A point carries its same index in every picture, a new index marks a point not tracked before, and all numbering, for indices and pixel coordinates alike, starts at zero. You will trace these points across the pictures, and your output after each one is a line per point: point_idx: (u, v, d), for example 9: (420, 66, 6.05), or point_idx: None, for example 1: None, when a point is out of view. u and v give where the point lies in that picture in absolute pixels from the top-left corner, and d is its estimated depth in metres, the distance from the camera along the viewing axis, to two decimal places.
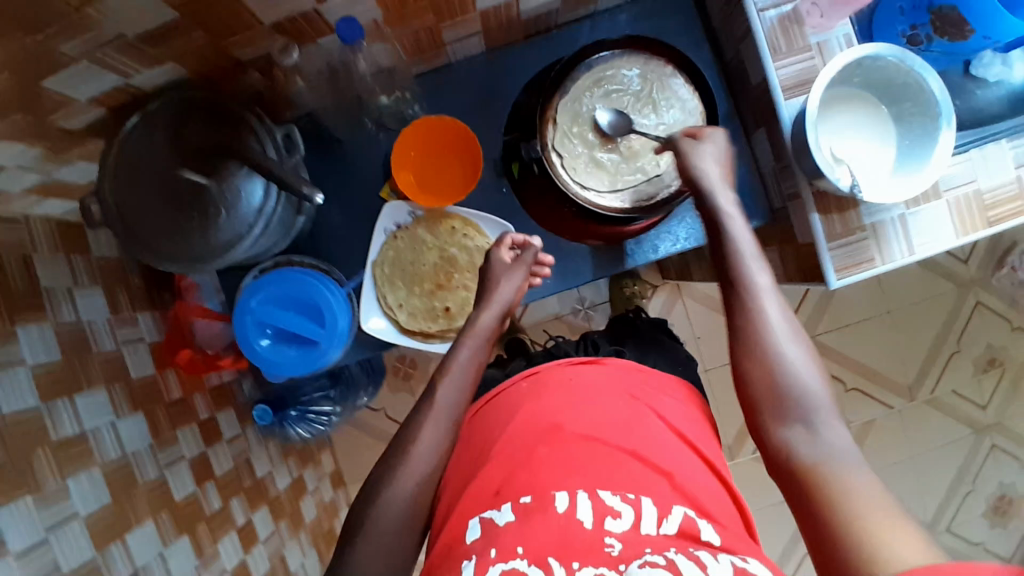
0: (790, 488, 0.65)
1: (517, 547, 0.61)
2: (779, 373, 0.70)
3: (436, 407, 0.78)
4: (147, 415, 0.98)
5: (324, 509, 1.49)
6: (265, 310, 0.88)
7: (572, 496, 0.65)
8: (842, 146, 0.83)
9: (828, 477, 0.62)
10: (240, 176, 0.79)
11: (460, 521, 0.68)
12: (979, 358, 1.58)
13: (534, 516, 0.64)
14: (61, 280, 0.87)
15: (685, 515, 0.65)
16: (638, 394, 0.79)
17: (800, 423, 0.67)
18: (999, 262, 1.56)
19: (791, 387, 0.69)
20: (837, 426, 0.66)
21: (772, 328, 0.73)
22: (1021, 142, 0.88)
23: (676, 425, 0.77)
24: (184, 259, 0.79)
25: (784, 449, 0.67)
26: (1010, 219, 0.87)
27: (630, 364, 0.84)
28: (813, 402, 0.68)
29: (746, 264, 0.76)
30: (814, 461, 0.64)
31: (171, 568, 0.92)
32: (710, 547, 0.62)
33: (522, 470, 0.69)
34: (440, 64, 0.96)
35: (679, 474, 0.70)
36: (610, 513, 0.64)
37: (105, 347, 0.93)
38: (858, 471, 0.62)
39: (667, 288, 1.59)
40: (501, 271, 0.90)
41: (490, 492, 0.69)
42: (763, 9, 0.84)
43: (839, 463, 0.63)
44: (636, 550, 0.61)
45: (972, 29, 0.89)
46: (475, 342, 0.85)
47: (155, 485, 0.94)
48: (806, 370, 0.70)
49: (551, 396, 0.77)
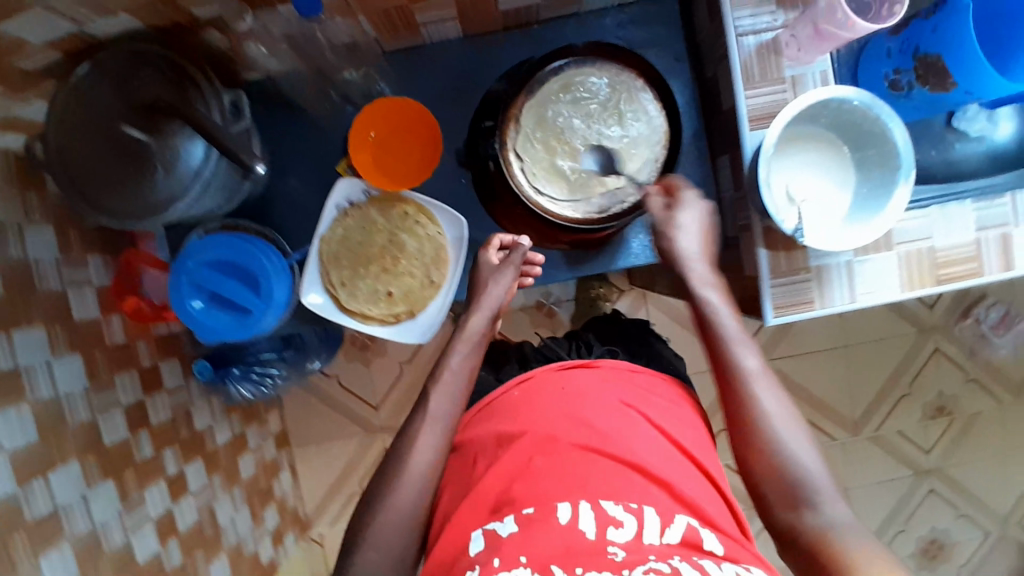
0: (792, 545, 0.71)
1: (521, 556, 0.63)
2: (773, 447, 0.74)
3: (431, 416, 0.80)
4: (86, 357, 0.96)
5: (264, 467, 1.49)
6: (202, 272, 0.87)
7: (574, 506, 0.67)
8: (799, 185, 0.81)
9: (834, 548, 0.67)
10: (183, 136, 0.78)
11: (463, 531, 0.70)
12: (930, 404, 1.59)
13: (535, 526, 0.66)
14: (11, 215, 0.84)
15: (686, 524, 0.67)
16: (633, 402, 0.80)
17: (799, 495, 0.72)
18: (964, 312, 1.57)
19: (785, 460, 0.74)
20: (833, 497, 0.71)
21: (768, 415, 0.76)
22: (986, 205, 0.88)
23: (673, 435, 0.78)
24: (122, 215, 0.77)
25: (784, 513, 0.72)
26: (961, 280, 0.88)
27: (623, 366, 0.85)
28: (803, 468, 0.73)
29: (733, 351, 0.80)
30: (818, 526, 0.70)
31: (92, 511, 0.92)
32: (713, 556, 0.64)
33: (520, 480, 0.71)
34: (415, 42, 0.94)
35: (679, 485, 0.71)
36: (612, 522, 0.66)
37: (50, 285, 0.91)
38: (861, 540, 0.67)
39: (633, 293, 1.57)
40: (488, 274, 0.92)
41: (489, 505, 0.71)
42: (743, 35, 0.83)
43: (845, 534, 0.68)
44: (641, 555, 0.62)
45: (955, 82, 0.83)
46: (467, 348, 0.87)
47: (86, 428, 0.93)
48: (798, 442, 0.75)
49: (543, 406, 0.79)
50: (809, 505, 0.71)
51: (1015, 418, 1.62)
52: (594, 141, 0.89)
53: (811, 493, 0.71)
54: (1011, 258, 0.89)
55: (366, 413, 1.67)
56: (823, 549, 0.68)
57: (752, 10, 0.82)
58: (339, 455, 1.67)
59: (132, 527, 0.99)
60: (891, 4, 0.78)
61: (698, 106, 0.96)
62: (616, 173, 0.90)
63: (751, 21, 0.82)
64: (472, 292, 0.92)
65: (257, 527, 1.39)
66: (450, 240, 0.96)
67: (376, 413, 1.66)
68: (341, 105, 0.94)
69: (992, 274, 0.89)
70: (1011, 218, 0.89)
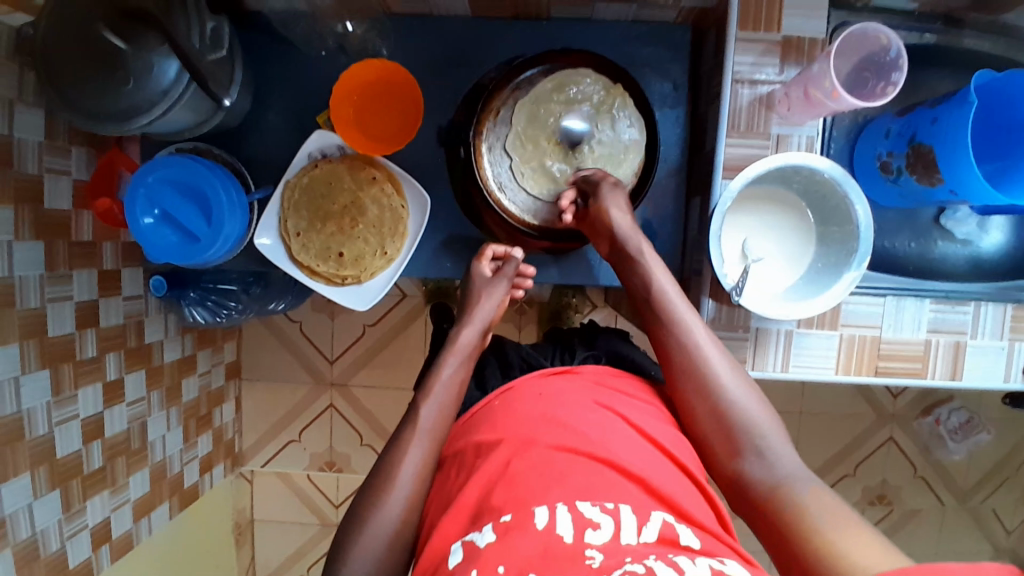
0: (746, 506, 0.72)
1: (499, 566, 0.55)
2: (723, 407, 0.75)
3: (420, 427, 0.76)
4: (48, 246, 0.96)
5: (208, 394, 1.48)
6: (159, 189, 0.87)
7: (551, 510, 0.59)
8: (759, 244, 0.85)
9: (788, 499, 0.68)
10: (157, 52, 0.77)
11: (440, 543, 0.63)
12: (871, 489, 1.58)
13: (512, 533, 0.57)
14: (3, 89, 0.87)
15: (663, 520, 0.60)
16: (607, 401, 0.74)
17: (749, 448, 0.73)
18: (925, 409, 1.55)
19: (736, 419, 0.74)
20: (779, 446, 0.73)
21: (711, 370, 0.77)
22: (944, 308, 0.88)
23: (649, 431, 0.71)
24: (84, 115, 0.77)
25: (739, 476, 0.73)
26: (899, 376, 0.88)
27: (604, 369, 0.81)
28: (755, 427, 0.74)
29: (674, 307, 0.81)
30: (770, 484, 0.70)
31: (21, 394, 0.93)
32: (689, 552, 0.58)
33: (499, 486, 0.63)
34: (420, 12, 0.94)
35: (653, 478, 0.65)
36: (590, 524, 0.58)
37: (26, 168, 0.92)
38: (810, 486, 0.69)
39: (606, 309, 1.49)
40: (481, 286, 0.91)
41: (469, 513, 0.64)
42: (740, 82, 0.82)
43: (792, 482, 0.70)
44: (618, 559, 0.55)
45: (940, 179, 0.81)
46: (458, 359, 0.83)
47: (32, 313, 0.94)
48: (745, 399, 0.76)
49: (517, 413, 0.72)
50: (753, 454, 0.73)
51: (954, 523, 1.60)
52: (583, 143, 0.90)
53: (756, 442, 0.73)
54: (957, 368, 0.88)
55: (319, 364, 1.62)
56: (775, 499, 0.69)
57: (753, 59, 0.82)
58: (286, 398, 1.64)
59: (58, 421, 1.00)
60: (885, 84, 0.78)
61: (687, 140, 0.95)
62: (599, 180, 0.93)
63: (751, 69, 0.82)
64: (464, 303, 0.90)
65: (187, 449, 1.39)
66: (412, 215, 0.95)
67: (329, 366, 1.62)
68: (335, 54, 0.97)
69: (934, 377, 0.88)
70: (967, 327, 0.88)
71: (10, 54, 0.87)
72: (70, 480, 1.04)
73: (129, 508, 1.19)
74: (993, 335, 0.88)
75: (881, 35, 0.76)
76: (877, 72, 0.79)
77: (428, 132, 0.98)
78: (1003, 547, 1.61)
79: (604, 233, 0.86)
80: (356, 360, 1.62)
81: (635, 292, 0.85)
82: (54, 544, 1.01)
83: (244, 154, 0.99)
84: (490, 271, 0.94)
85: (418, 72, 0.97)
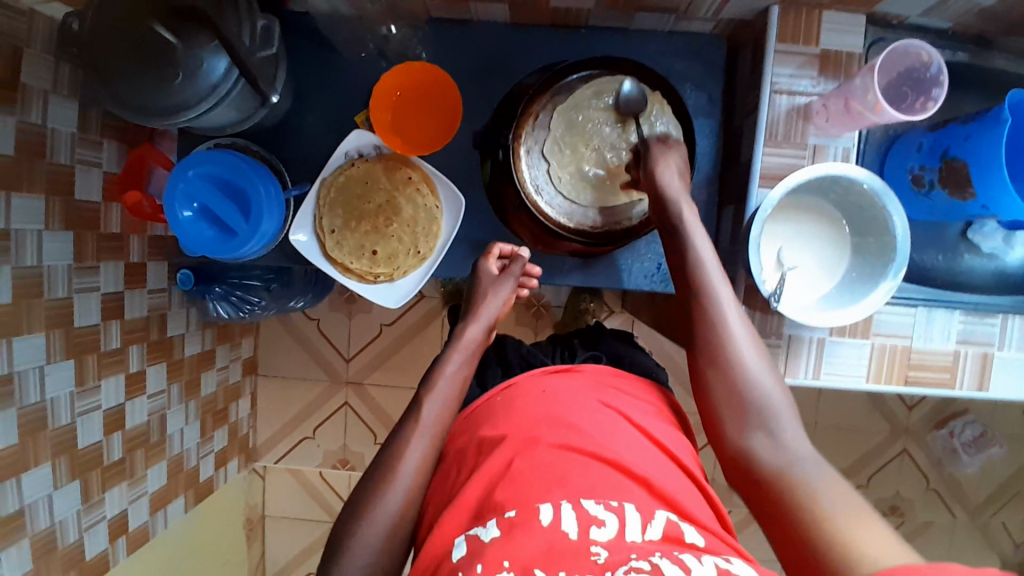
0: (752, 488, 0.70)
1: (504, 561, 0.56)
2: (740, 385, 0.73)
3: (421, 425, 0.76)
4: (76, 238, 0.97)
5: (224, 390, 1.49)
6: (198, 183, 0.88)
7: (556, 507, 0.60)
8: (792, 252, 0.86)
9: (794, 482, 0.66)
10: (208, 49, 0.77)
11: (441, 540, 0.64)
12: (884, 501, 1.58)
13: (517, 530, 0.58)
14: (38, 79, 0.88)
15: (667, 519, 0.61)
16: (609, 401, 0.74)
17: (761, 428, 0.71)
18: (939, 422, 1.55)
19: (753, 397, 0.72)
20: (793, 430, 0.71)
21: (735, 343, 0.75)
22: (974, 319, 0.89)
23: (651, 432, 0.72)
24: (133, 108, 0.78)
25: (747, 455, 0.71)
26: (928, 386, 0.89)
27: (605, 368, 0.81)
28: (771, 409, 0.72)
29: (705, 273, 0.78)
30: (778, 466, 0.68)
31: (46, 384, 0.94)
32: (694, 549, 0.59)
33: (501, 483, 0.64)
34: (461, 16, 0.96)
35: (657, 478, 0.65)
36: (594, 521, 0.59)
37: (59, 159, 0.93)
38: (821, 470, 0.67)
39: (623, 315, 1.49)
40: (488, 283, 0.92)
41: (471, 510, 0.64)
42: (778, 93, 0.84)
43: (801, 465, 0.67)
44: (623, 555, 0.56)
45: (973, 194, 0.83)
46: (462, 356, 0.84)
47: (61, 305, 0.95)
48: (764, 379, 0.73)
49: (520, 410, 0.72)
50: (767, 435, 0.70)
51: (963, 539, 1.59)
52: (622, 151, 0.91)
53: (771, 423, 0.71)
54: (984, 378, 0.89)
55: (334, 362, 1.63)
56: (781, 483, 0.67)
57: (792, 71, 0.84)
58: (300, 396, 1.64)
59: (81, 412, 1.01)
60: (925, 99, 0.79)
61: (720, 149, 0.97)
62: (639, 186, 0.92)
63: (789, 81, 0.84)
64: (472, 299, 0.91)
65: (203, 444, 1.40)
66: (445, 216, 0.97)
67: (345, 365, 1.63)
68: (374, 57, 0.98)
69: (962, 388, 0.89)
70: (995, 339, 0.89)
71: (52, 46, 0.89)
72: (90, 472, 1.04)
73: (145, 501, 1.20)
74: (1021, 347, 0.89)
75: (922, 52, 0.78)
76: (916, 87, 0.81)
77: (463, 134, 1.00)
78: (1012, 561, 1.61)
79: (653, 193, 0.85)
80: (372, 359, 1.62)
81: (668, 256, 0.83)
82: (73, 535, 1.02)
83: (278, 151, 1.00)
84: (497, 269, 0.95)
85: (456, 76, 0.99)
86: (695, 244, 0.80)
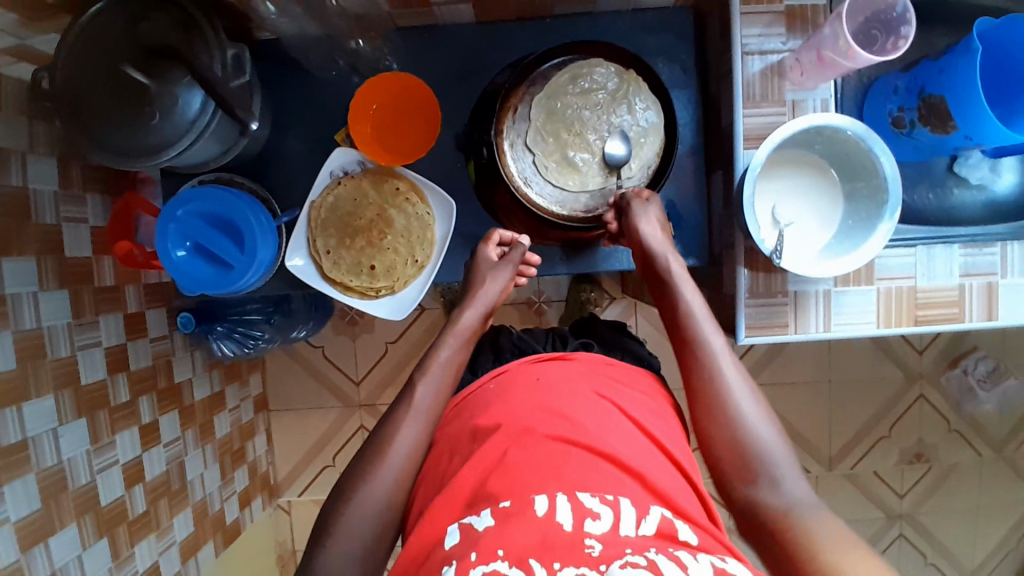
0: (757, 536, 0.68)
1: (498, 550, 0.56)
2: (738, 432, 0.73)
3: (415, 408, 0.76)
4: (73, 295, 0.97)
5: (238, 429, 1.47)
6: (191, 221, 0.88)
7: (551, 499, 0.60)
8: (785, 207, 0.87)
9: (795, 523, 0.65)
10: (182, 84, 0.78)
11: (433, 527, 0.64)
12: (909, 449, 1.57)
13: (512, 521, 0.59)
14: (15, 140, 0.87)
15: (662, 515, 0.61)
16: (605, 391, 0.73)
17: (762, 477, 0.70)
18: (952, 362, 1.55)
19: (752, 446, 0.72)
20: (793, 474, 0.70)
21: (731, 389, 0.75)
22: (974, 251, 0.89)
23: (641, 421, 0.72)
24: (114, 152, 0.78)
25: (749, 504, 0.69)
26: (938, 323, 0.89)
27: (598, 359, 0.80)
28: (773, 459, 0.71)
29: (700, 326, 0.80)
30: (782, 510, 0.67)
31: (62, 445, 0.93)
32: (688, 547, 0.59)
33: (495, 474, 0.64)
34: (427, 22, 0.97)
35: (650, 472, 0.65)
36: (589, 513, 0.59)
37: (45, 219, 0.92)
38: (822, 519, 0.65)
39: (625, 300, 1.49)
40: (486, 270, 0.91)
41: (465, 498, 0.64)
42: (750, 54, 0.85)
43: (803, 510, 0.66)
44: (618, 550, 0.56)
45: (954, 126, 0.83)
46: (456, 341, 0.84)
47: (66, 363, 0.94)
48: (762, 427, 0.73)
49: (515, 398, 0.72)
50: (767, 481, 0.69)
51: (992, 476, 1.59)
52: (606, 132, 0.91)
53: (771, 470, 0.70)
54: (992, 308, 0.90)
55: (344, 386, 1.62)
56: (783, 524, 0.66)
57: (761, 31, 0.85)
58: (314, 425, 1.63)
59: (99, 468, 1.00)
60: (896, 38, 0.80)
61: (700, 119, 0.98)
62: (627, 164, 0.92)
63: (759, 41, 0.85)
64: (470, 286, 0.90)
65: (225, 485, 1.39)
66: (438, 221, 0.97)
67: (356, 388, 1.62)
68: (347, 74, 0.98)
69: (972, 320, 0.89)
70: (997, 268, 0.89)
71: (26, 105, 0.89)
72: (117, 527, 1.03)
73: (175, 550, 1.19)
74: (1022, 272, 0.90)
75: None
76: (885, 28, 0.82)
77: (444, 139, 1.00)
78: None
79: (637, 247, 0.88)
80: (381, 378, 1.62)
81: (661, 309, 0.86)
82: None
83: (265, 181, 1.01)
84: (497, 255, 0.95)
85: (430, 82, 0.99)
86: (686, 298, 0.83)
